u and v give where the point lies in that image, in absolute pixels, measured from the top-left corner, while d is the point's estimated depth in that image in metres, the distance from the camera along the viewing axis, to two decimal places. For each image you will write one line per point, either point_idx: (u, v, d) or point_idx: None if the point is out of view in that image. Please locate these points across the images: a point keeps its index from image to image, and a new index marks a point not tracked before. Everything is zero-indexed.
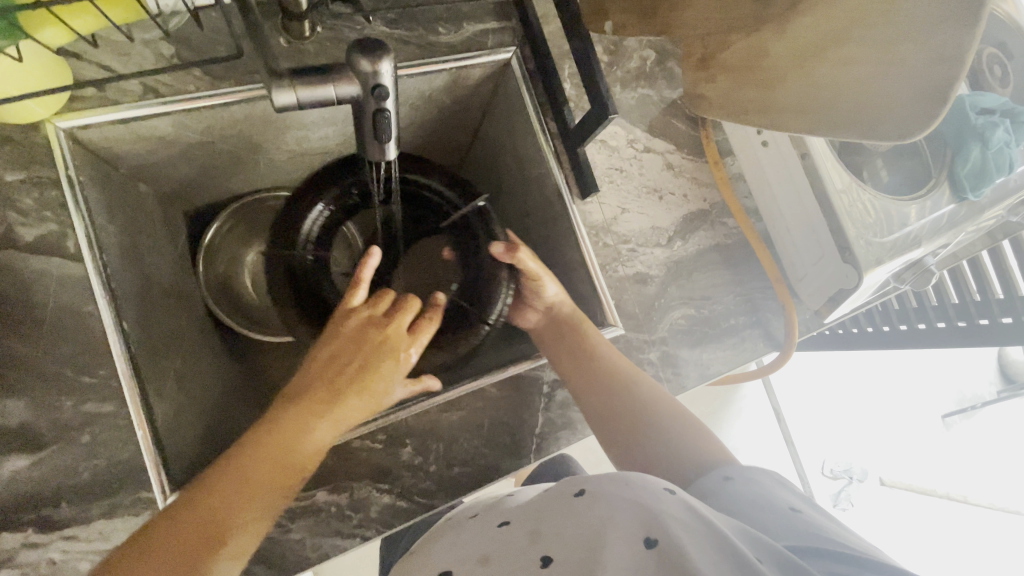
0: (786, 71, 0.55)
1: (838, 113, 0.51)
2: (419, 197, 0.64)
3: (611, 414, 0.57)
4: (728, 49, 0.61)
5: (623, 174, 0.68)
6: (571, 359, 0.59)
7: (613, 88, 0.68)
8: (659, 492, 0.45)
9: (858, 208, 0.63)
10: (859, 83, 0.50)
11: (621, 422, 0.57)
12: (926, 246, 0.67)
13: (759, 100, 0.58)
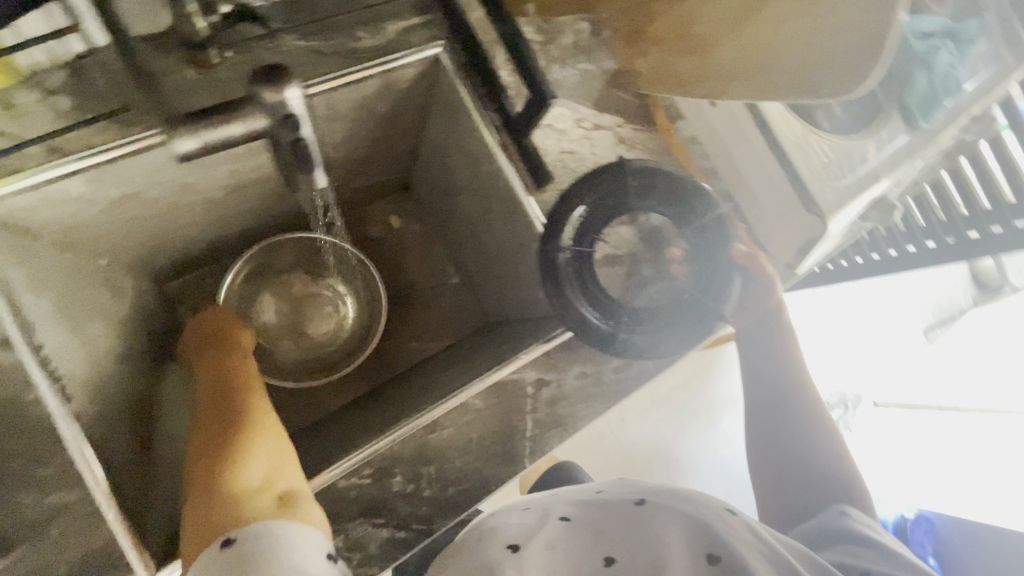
0: (716, 37, 0.56)
1: (779, 72, 0.53)
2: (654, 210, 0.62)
3: (766, 391, 0.63)
4: (653, 22, 0.60)
5: (575, 156, 0.66)
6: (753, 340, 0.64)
7: (552, 69, 0.66)
8: (718, 511, 0.44)
9: (814, 157, 0.62)
10: (797, 40, 0.51)
11: (770, 401, 0.63)
12: (887, 184, 0.66)
13: (694, 70, 0.58)
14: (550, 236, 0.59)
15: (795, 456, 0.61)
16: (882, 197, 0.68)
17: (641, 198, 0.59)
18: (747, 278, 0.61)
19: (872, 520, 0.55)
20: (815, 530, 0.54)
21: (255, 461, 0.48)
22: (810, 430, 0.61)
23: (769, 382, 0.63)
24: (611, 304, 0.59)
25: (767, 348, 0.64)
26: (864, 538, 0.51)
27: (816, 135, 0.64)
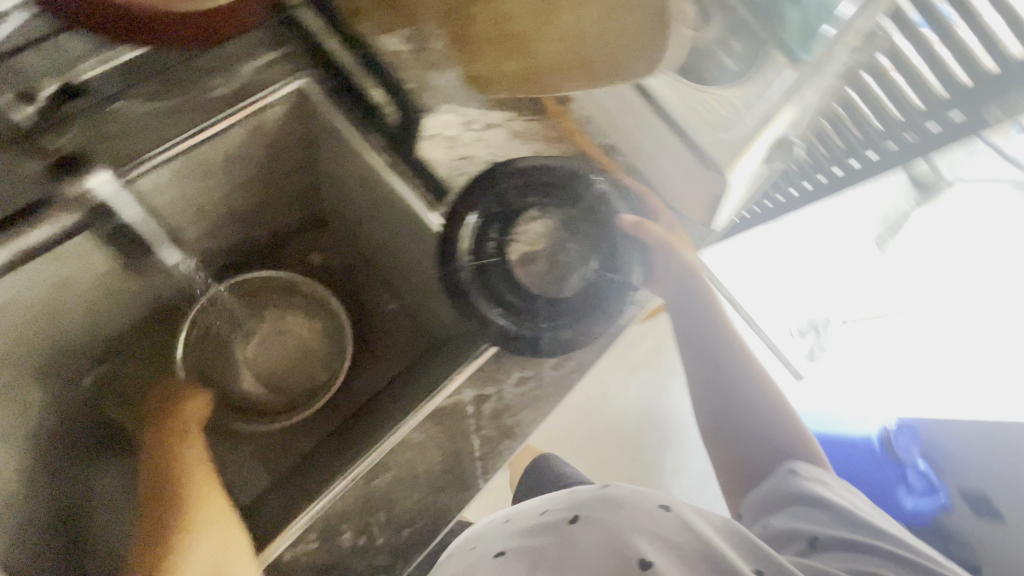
0: (530, 30, 0.53)
1: (592, 54, 0.51)
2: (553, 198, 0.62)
3: (703, 361, 0.61)
4: (475, 21, 0.58)
5: (472, 160, 0.64)
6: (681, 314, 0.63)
7: (428, 76, 0.64)
8: (652, 509, 0.44)
9: (703, 111, 0.61)
10: (594, 22, 0.50)
11: (709, 373, 0.61)
12: (785, 122, 0.65)
13: (524, 69, 0.56)
14: (448, 253, 0.58)
15: (738, 420, 0.58)
16: (783, 136, 0.67)
17: (525, 195, 0.60)
18: (643, 250, 0.61)
19: (823, 473, 0.53)
20: (768, 495, 0.53)
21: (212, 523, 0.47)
22: (748, 390, 0.59)
23: (704, 354, 0.62)
24: (530, 305, 0.58)
25: (691, 316, 0.63)
26: (812, 500, 0.49)
27: (702, 89, 0.62)
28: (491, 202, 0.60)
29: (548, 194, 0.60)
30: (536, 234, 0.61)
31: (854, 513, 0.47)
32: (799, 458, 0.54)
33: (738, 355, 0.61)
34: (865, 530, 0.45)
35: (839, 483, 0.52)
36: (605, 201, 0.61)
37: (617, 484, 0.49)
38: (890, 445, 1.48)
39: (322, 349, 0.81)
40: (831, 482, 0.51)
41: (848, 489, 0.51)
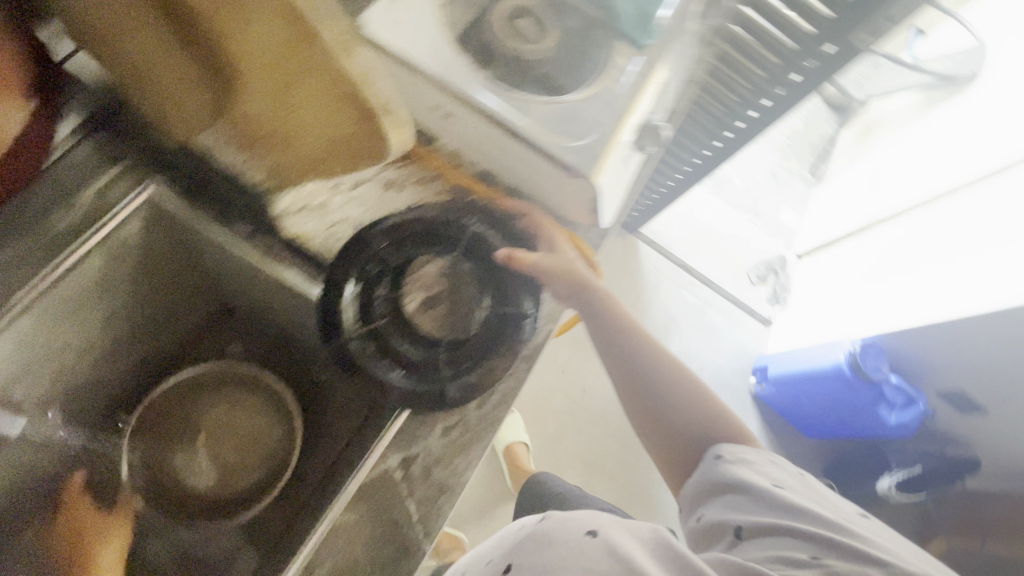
0: (276, 131, 0.57)
1: (330, 151, 0.56)
2: (431, 244, 0.62)
3: (629, 374, 0.67)
4: (233, 120, 0.58)
5: (347, 221, 0.64)
6: (601, 332, 0.67)
7: None
8: (579, 536, 0.49)
9: (559, 119, 0.62)
10: (320, 130, 0.54)
11: (635, 385, 0.67)
12: (641, 108, 0.66)
13: (291, 161, 0.59)
14: (333, 323, 0.57)
15: (668, 416, 0.65)
16: (647, 122, 0.67)
17: (405, 251, 0.62)
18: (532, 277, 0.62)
19: (745, 453, 0.61)
20: (700, 485, 0.61)
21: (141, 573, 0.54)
22: (670, 388, 0.66)
23: (628, 366, 0.67)
24: (429, 356, 0.57)
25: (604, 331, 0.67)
26: (736, 486, 0.58)
27: (553, 99, 0.63)
28: (368, 264, 0.60)
29: (427, 244, 0.62)
30: (422, 286, 0.61)
31: (768, 491, 0.55)
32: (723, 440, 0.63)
33: (657, 361, 0.67)
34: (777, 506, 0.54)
35: (758, 461, 0.60)
36: (482, 238, 0.63)
37: (552, 514, 0.54)
38: (861, 368, 1.45)
39: (273, 431, 0.72)
40: (751, 462, 0.60)
41: (766, 463, 0.60)
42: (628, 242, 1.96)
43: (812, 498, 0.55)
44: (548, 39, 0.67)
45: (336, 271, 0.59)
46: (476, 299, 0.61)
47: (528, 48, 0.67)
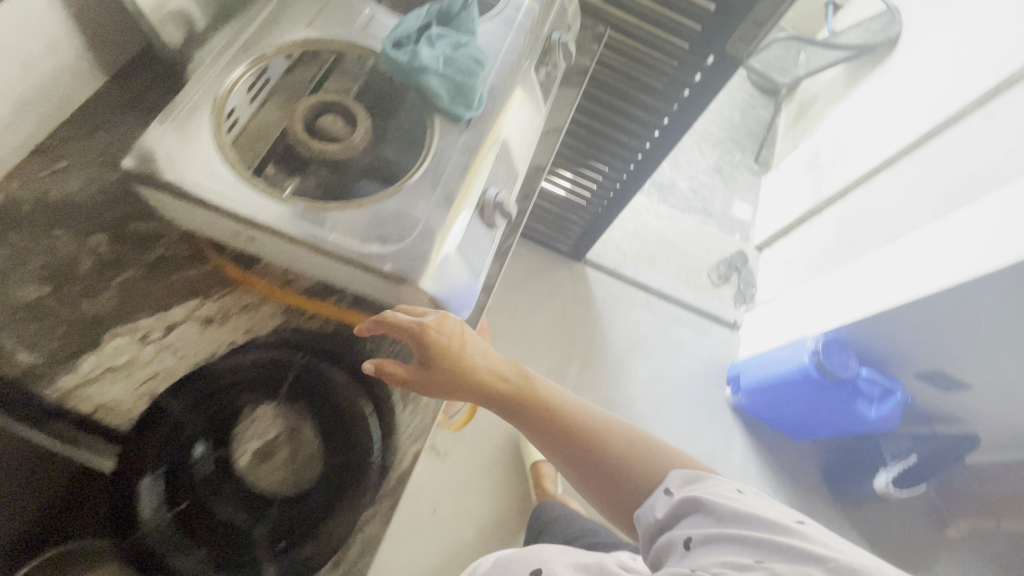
0: None
1: None
2: (253, 387, 0.55)
3: (563, 447, 0.64)
4: None
5: (162, 377, 0.58)
6: (520, 419, 0.63)
7: (81, 308, 0.58)
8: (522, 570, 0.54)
9: (379, 219, 0.56)
10: None
11: (576, 454, 0.64)
12: (471, 186, 0.61)
13: None
14: (128, 520, 0.47)
15: (613, 474, 0.65)
16: (483, 199, 0.63)
17: (220, 401, 0.53)
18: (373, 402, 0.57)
19: (693, 476, 0.63)
20: (654, 509, 0.63)
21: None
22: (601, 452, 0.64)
23: (562, 443, 0.64)
24: (252, 531, 0.49)
25: (523, 416, 0.62)
26: (688, 505, 0.59)
27: (372, 199, 0.58)
28: (174, 431, 0.50)
29: (251, 389, 0.55)
30: (258, 441, 0.54)
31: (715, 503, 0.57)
32: (670, 470, 0.64)
33: (589, 429, 0.64)
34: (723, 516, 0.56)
35: (708, 478, 0.62)
36: (323, 374, 0.55)
37: (502, 558, 0.57)
38: (827, 368, 1.38)
39: None
40: (700, 482, 0.62)
41: (714, 479, 0.62)
42: (575, 270, 1.89)
43: (759, 502, 0.57)
44: (358, 133, 0.60)
45: (131, 454, 0.49)
46: (309, 437, 0.55)
47: (337, 149, 0.59)
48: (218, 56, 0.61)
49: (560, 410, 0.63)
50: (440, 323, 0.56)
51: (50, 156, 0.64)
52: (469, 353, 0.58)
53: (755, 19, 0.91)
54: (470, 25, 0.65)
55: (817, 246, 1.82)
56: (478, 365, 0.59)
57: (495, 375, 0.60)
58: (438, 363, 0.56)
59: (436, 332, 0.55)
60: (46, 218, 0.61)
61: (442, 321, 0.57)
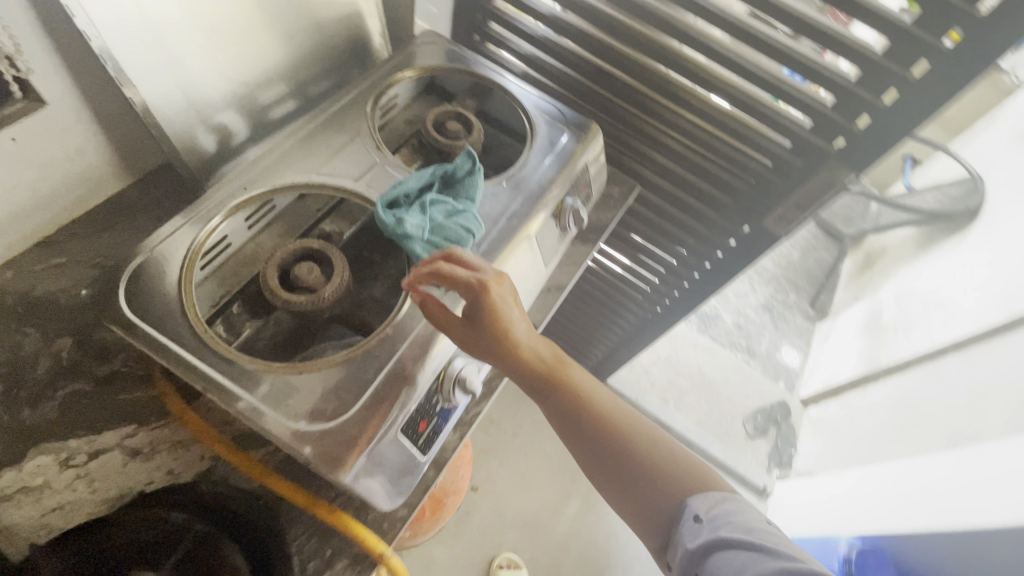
0: None
1: None
2: None
3: (580, 440, 0.61)
4: None
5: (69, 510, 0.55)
6: (549, 401, 0.60)
7: (16, 415, 0.56)
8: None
9: (322, 389, 0.51)
10: None
11: (597, 451, 0.61)
12: (432, 359, 0.56)
13: None
14: None
15: (628, 478, 0.61)
16: (446, 371, 0.57)
17: None
18: None
19: (728, 503, 0.58)
20: (680, 545, 0.58)
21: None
22: (626, 441, 0.61)
23: (585, 438, 0.61)
24: None
25: (548, 393, 0.60)
26: (709, 545, 0.55)
27: (323, 363, 0.53)
28: None
29: None
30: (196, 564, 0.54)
31: (727, 539, 0.54)
32: (708, 494, 0.59)
33: (617, 431, 0.61)
34: (725, 548, 0.54)
35: (748, 522, 0.56)
36: None
37: None
38: None
39: None
40: (733, 517, 0.56)
41: (752, 519, 0.56)
42: None
43: (777, 538, 0.54)
44: (330, 285, 0.58)
45: None
46: None
47: (303, 299, 0.57)
48: (219, 189, 0.63)
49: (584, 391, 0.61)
50: (502, 281, 0.57)
51: (51, 251, 0.66)
52: (514, 314, 0.57)
53: (795, 202, 0.86)
54: (473, 196, 0.63)
55: (869, 418, 1.61)
56: (521, 340, 0.57)
57: (537, 358, 0.59)
58: (485, 320, 0.55)
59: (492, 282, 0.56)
60: (21, 314, 0.61)
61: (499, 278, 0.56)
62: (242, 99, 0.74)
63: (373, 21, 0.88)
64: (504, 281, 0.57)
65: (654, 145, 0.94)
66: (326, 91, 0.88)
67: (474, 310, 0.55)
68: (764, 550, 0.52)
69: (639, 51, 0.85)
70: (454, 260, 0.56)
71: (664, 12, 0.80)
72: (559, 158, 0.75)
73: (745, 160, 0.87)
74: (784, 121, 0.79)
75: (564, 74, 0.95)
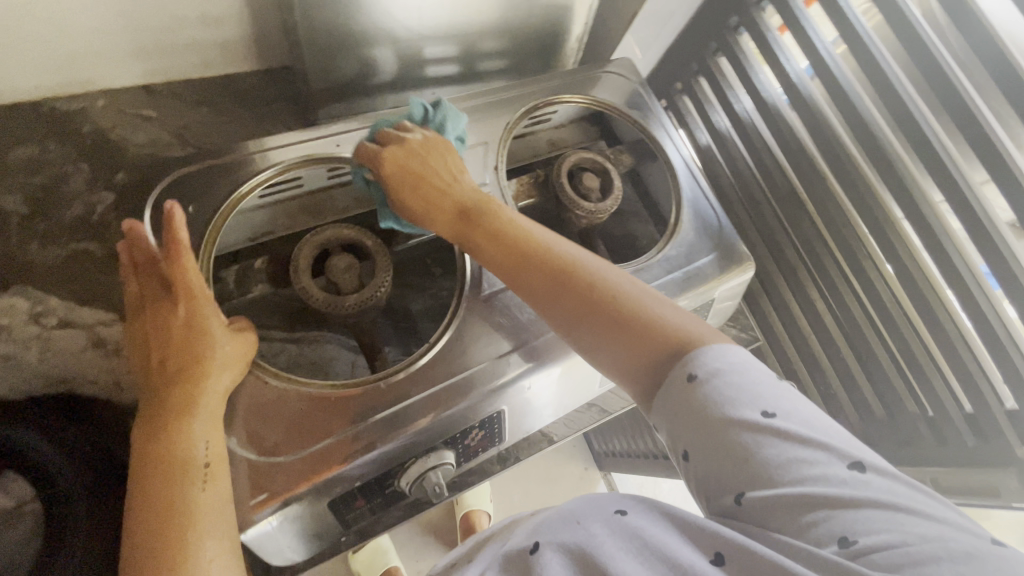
0: None
1: None
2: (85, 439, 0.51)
3: (551, 296, 0.43)
4: None
5: (8, 362, 0.52)
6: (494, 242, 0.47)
7: (30, 245, 0.54)
8: (517, 559, 0.36)
9: (279, 412, 0.44)
10: None
11: (574, 309, 0.42)
12: (405, 445, 0.46)
13: None
14: None
15: (619, 345, 0.40)
16: (420, 458, 0.47)
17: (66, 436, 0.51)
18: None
19: (735, 359, 0.37)
20: (666, 410, 0.37)
21: (212, 487, 0.39)
22: (594, 289, 0.42)
23: (543, 291, 0.44)
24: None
25: (495, 235, 0.47)
26: (710, 424, 0.35)
27: (302, 385, 0.45)
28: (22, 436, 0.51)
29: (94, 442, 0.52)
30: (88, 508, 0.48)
31: (732, 412, 0.34)
32: (708, 345, 0.38)
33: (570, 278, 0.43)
34: (731, 425, 0.34)
35: (761, 384, 0.35)
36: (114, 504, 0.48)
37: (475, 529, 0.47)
38: None
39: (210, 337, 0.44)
40: (739, 377, 0.36)
41: (760, 380, 0.36)
42: None
43: (794, 407, 0.35)
44: (356, 296, 0.50)
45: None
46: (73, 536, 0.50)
47: (322, 296, 0.49)
48: (318, 132, 0.56)
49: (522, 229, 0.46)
50: (421, 140, 0.52)
51: (149, 100, 0.63)
52: (447, 170, 0.51)
53: (934, 475, 0.64)
54: (447, 126, 0.54)
55: None
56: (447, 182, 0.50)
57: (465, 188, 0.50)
58: (396, 165, 0.50)
59: (407, 142, 0.51)
60: (89, 151, 0.59)
61: (417, 139, 0.51)
62: (402, 44, 0.66)
63: (581, 20, 0.76)
64: (425, 140, 0.52)
65: (805, 306, 0.76)
66: (495, 71, 0.78)
67: (400, 170, 0.50)
68: (782, 425, 0.33)
69: (850, 200, 0.67)
70: (383, 135, 0.53)
71: (907, 176, 0.61)
72: (686, 278, 0.60)
73: (903, 390, 0.68)
74: (982, 384, 0.59)
75: (751, 176, 0.79)
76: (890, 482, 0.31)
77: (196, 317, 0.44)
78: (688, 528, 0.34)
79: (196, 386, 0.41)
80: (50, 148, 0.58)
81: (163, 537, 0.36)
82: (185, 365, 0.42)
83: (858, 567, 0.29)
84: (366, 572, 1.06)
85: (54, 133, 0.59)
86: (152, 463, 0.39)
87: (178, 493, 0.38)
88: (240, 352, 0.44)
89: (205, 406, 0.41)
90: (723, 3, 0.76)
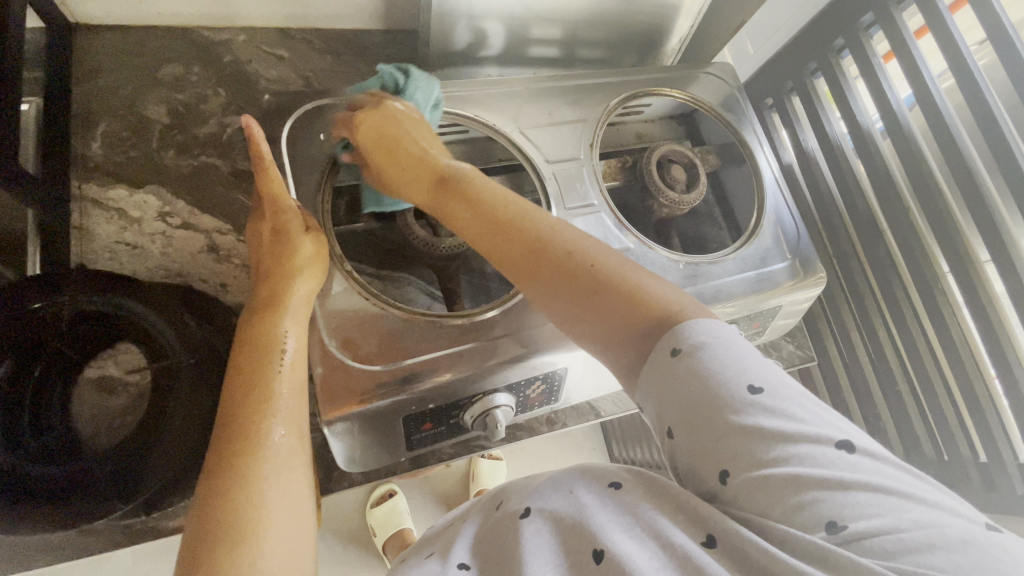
0: None
1: None
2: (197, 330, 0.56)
3: (530, 267, 0.42)
4: None
5: (133, 250, 0.58)
6: (472, 209, 0.45)
7: (166, 153, 0.61)
8: (509, 526, 0.39)
9: (365, 325, 0.49)
10: None
11: (551, 282, 0.40)
12: (478, 380, 0.49)
13: None
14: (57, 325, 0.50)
15: (595, 318, 0.39)
16: (483, 399, 0.50)
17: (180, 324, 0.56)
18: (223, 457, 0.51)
19: (722, 332, 0.35)
20: (652, 386, 0.36)
21: (288, 373, 0.42)
22: (564, 263, 0.40)
23: (526, 264, 0.42)
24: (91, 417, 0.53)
25: (477, 199, 0.45)
26: (693, 401, 0.33)
27: (395, 308, 0.50)
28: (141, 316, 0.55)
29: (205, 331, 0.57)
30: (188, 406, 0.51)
31: (717, 389, 0.33)
32: (688, 321, 0.36)
33: (547, 250, 0.41)
34: (716, 402, 0.33)
35: (748, 359, 0.34)
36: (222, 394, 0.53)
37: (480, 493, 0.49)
38: None
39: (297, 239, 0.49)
40: (727, 350, 0.34)
41: (744, 355, 0.34)
42: None
43: (776, 384, 0.33)
44: (450, 240, 0.57)
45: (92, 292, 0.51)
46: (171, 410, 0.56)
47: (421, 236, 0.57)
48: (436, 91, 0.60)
49: (502, 195, 0.45)
50: (398, 108, 0.52)
51: (282, 41, 0.69)
52: (421, 140, 0.51)
53: None
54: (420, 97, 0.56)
55: None
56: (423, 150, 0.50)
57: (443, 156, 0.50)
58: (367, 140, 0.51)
59: (384, 108, 0.52)
60: (225, 79, 0.65)
61: (396, 107, 0.52)
62: (515, 21, 0.70)
63: (685, 25, 0.78)
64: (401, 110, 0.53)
65: (867, 334, 0.76)
66: (593, 61, 0.81)
67: (372, 145, 0.51)
68: (768, 402, 0.32)
69: (935, 237, 0.67)
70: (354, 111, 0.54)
71: (1001, 219, 0.61)
72: (759, 281, 0.62)
73: (958, 433, 0.67)
74: None
75: (831, 199, 0.79)
76: (879, 464, 0.31)
77: (295, 223, 0.49)
78: (678, 507, 0.35)
79: (283, 283, 0.46)
80: (194, 70, 0.64)
81: (242, 410, 0.40)
82: (276, 262, 0.47)
83: (846, 552, 0.28)
84: (379, 529, 1.11)
85: (198, 57, 0.65)
86: (244, 346, 0.44)
87: (257, 375, 0.42)
88: (317, 255, 0.49)
89: (289, 303, 0.45)
90: (829, 26, 0.77)
